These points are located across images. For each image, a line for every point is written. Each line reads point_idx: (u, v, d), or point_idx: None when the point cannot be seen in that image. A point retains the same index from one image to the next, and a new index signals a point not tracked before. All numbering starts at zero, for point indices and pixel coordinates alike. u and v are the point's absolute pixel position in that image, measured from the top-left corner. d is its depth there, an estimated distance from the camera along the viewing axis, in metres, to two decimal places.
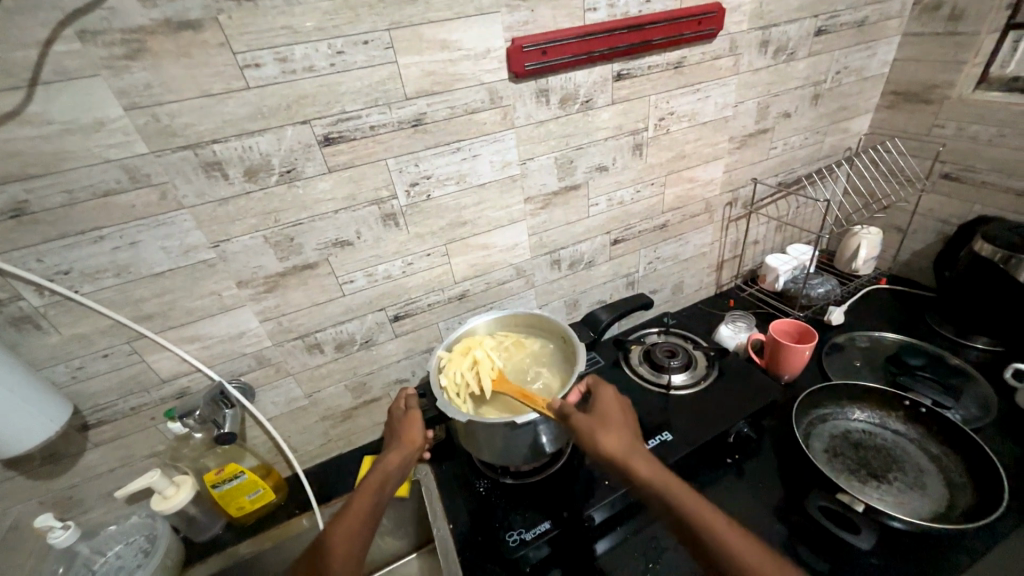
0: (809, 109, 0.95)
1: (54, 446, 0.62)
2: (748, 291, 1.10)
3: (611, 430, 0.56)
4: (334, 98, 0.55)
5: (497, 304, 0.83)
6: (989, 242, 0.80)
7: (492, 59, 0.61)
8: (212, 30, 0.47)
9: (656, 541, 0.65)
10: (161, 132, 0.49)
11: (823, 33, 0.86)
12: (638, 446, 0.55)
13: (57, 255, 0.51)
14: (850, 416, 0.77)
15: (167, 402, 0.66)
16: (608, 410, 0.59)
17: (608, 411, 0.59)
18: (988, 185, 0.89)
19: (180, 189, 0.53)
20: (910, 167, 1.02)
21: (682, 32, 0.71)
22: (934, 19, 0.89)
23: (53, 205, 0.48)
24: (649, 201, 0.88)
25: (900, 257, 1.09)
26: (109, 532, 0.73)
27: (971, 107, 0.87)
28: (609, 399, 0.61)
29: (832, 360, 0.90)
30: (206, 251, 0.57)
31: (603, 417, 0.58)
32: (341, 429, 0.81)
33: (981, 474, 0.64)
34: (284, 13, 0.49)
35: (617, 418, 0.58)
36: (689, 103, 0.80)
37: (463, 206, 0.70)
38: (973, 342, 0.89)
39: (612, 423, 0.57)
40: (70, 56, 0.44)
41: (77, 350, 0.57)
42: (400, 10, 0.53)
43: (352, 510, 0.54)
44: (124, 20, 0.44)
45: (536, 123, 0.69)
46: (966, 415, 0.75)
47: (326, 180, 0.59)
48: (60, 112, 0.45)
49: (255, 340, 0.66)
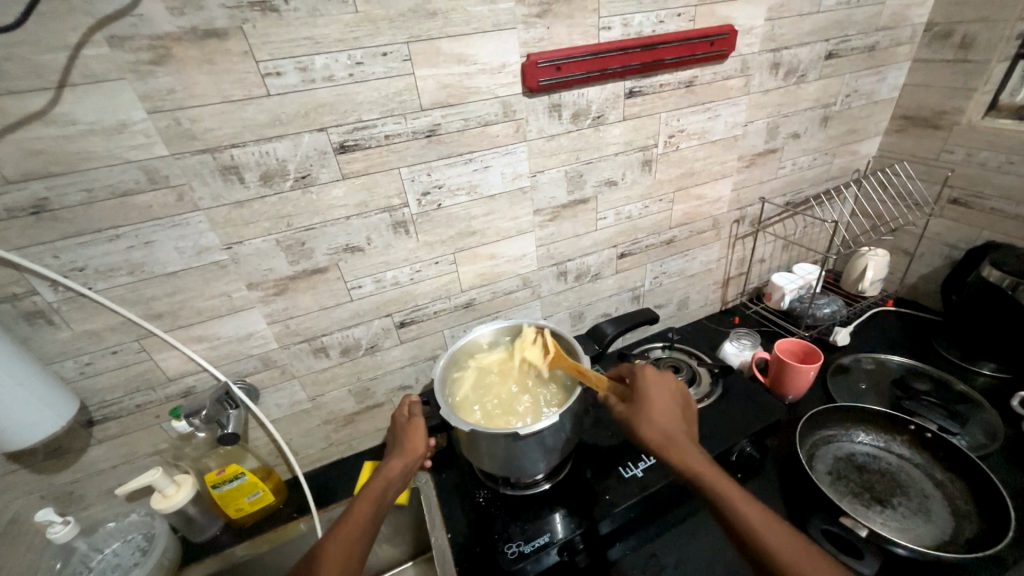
0: (819, 131, 0.96)
1: (59, 441, 0.62)
2: (754, 308, 1.10)
3: (659, 425, 0.57)
4: (350, 107, 0.56)
5: (503, 314, 0.84)
6: (997, 267, 0.80)
7: (507, 74, 0.62)
8: (236, 38, 0.48)
9: (655, 558, 0.64)
10: (181, 135, 0.50)
11: (834, 56, 0.87)
12: (680, 436, 0.55)
13: (74, 253, 0.52)
14: (855, 438, 0.76)
15: (172, 401, 0.66)
16: (658, 402, 0.59)
17: (657, 402, 0.59)
18: (997, 211, 0.89)
19: (197, 191, 0.54)
20: (919, 190, 1.02)
21: (695, 52, 0.72)
22: (944, 46, 0.90)
23: (73, 203, 0.49)
24: (657, 217, 0.88)
25: (907, 280, 1.09)
26: (107, 528, 0.73)
27: (980, 134, 0.88)
28: (662, 390, 0.60)
29: (837, 381, 0.89)
30: (219, 252, 0.58)
31: (651, 409, 0.58)
32: (343, 434, 0.81)
33: (986, 503, 0.64)
34: (307, 24, 0.50)
35: (667, 410, 0.58)
36: (700, 122, 0.81)
37: (472, 216, 0.71)
38: (980, 368, 0.88)
39: (657, 416, 0.57)
40: (98, 60, 0.45)
41: (87, 346, 0.57)
42: (419, 24, 0.55)
43: (353, 517, 0.53)
44: (151, 27, 0.45)
45: (548, 137, 0.70)
46: (971, 441, 0.75)
47: (340, 186, 0.60)
48: (85, 113, 0.46)
49: (263, 341, 0.66)
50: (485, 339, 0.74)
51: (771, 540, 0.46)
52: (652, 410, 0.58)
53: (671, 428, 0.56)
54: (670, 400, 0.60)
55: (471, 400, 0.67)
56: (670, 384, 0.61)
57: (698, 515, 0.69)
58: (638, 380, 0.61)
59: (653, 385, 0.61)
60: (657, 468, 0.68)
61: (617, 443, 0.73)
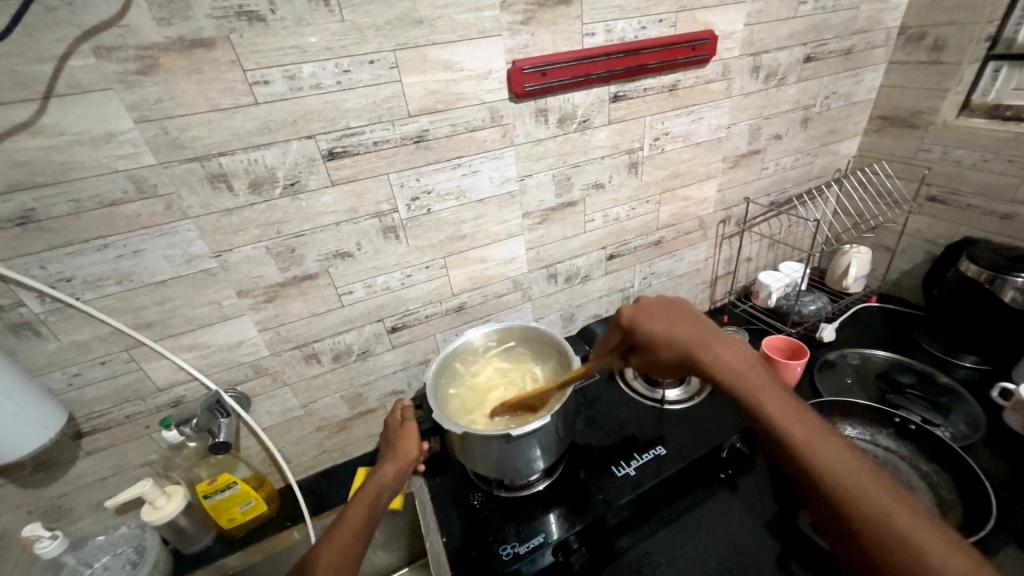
0: (800, 132, 0.98)
1: (46, 454, 0.61)
2: (741, 307, 1.11)
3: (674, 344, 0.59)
4: (338, 114, 0.56)
5: (495, 317, 0.84)
6: (974, 262, 0.82)
7: (493, 80, 0.63)
8: (224, 48, 0.49)
9: (650, 556, 0.65)
10: (170, 144, 0.51)
11: (813, 59, 0.89)
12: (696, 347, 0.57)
13: (61, 263, 0.52)
14: (841, 432, 0.77)
15: (162, 411, 0.66)
16: (671, 323, 0.60)
17: (669, 324, 0.61)
18: (974, 208, 0.92)
19: (186, 200, 0.54)
20: (898, 189, 1.05)
21: (677, 56, 0.73)
22: (918, 49, 0.93)
23: (60, 213, 0.49)
24: (644, 218, 0.90)
25: (890, 276, 1.11)
26: (97, 542, 0.72)
27: (955, 133, 0.90)
28: (670, 310, 0.62)
29: (824, 376, 0.91)
30: (208, 260, 0.58)
31: (663, 326, 0.61)
32: (336, 440, 0.81)
33: (969, 493, 0.65)
34: (294, 33, 0.51)
35: (679, 325, 0.60)
36: (684, 124, 0.83)
37: (462, 220, 0.71)
38: (961, 360, 0.90)
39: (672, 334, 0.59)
40: (85, 71, 0.45)
41: (74, 356, 0.57)
42: (405, 32, 0.55)
43: (346, 526, 0.53)
44: (138, 38, 0.46)
45: (535, 141, 0.71)
46: (956, 432, 0.77)
47: (329, 193, 0.60)
48: (72, 123, 0.46)
49: (253, 349, 0.66)
50: (477, 345, 0.74)
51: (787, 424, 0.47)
52: (666, 327, 0.60)
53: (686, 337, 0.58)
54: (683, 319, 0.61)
55: (470, 409, 0.67)
56: (672, 306, 0.63)
57: (690, 512, 0.69)
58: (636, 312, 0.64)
59: (659, 307, 0.63)
60: (648, 466, 0.69)
61: (611, 443, 0.74)
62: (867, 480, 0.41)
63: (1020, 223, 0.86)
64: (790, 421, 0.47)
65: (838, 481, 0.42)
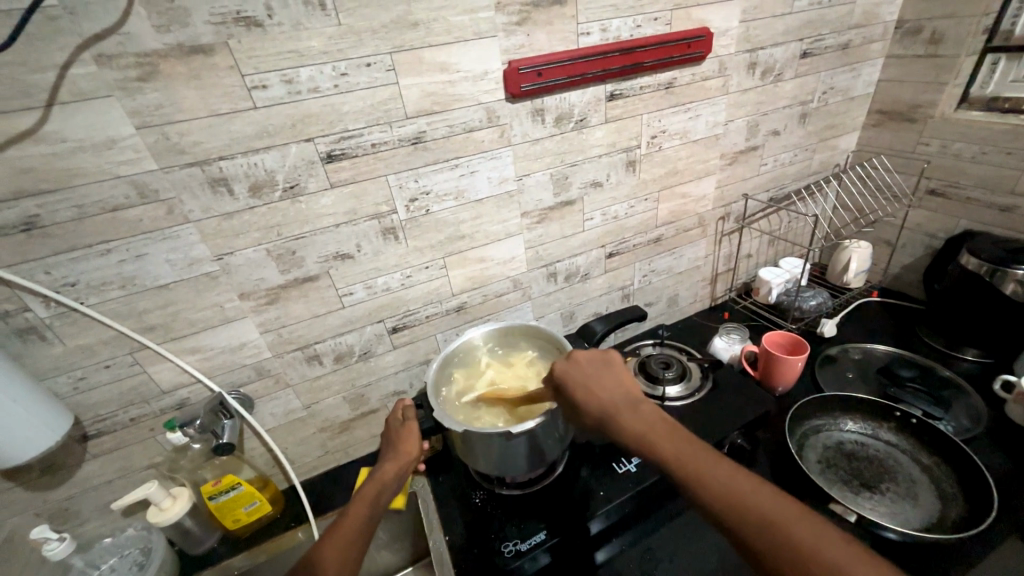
0: (798, 127, 0.98)
1: (53, 457, 0.62)
2: (742, 303, 1.11)
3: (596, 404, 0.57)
4: (337, 117, 0.57)
5: (495, 317, 0.85)
6: (975, 255, 0.82)
7: (489, 80, 0.64)
8: (223, 54, 0.49)
9: (651, 552, 0.65)
10: (170, 149, 0.51)
11: (809, 55, 0.89)
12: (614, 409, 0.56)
13: (65, 268, 0.52)
14: (842, 427, 0.78)
15: (167, 413, 0.66)
16: (586, 381, 0.59)
17: (586, 381, 0.59)
18: (974, 201, 0.91)
19: (187, 205, 0.54)
20: (898, 183, 1.05)
21: (673, 54, 0.73)
22: (915, 43, 0.93)
23: (63, 219, 0.50)
24: (643, 216, 0.90)
25: (890, 271, 1.11)
26: (104, 544, 0.73)
27: (954, 126, 0.90)
28: (591, 367, 0.61)
29: (825, 371, 0.91)
30: (209, 264, 0.59)
31: (588, 389, 0.58)
32: (339, 441, 0.82)
33: (971, 485, 0.65)
34: (292, 38, 0.51)
35: (603, 385, 0.59)
36: (681, 122, 0.83)
37: (461, 220, 0.72)
38: (963, 354, 0.90)
39: (589, 394, 0.58)
40: (86, 78, 0.46)
41: (80, 360, 0.58)
42: (402, 34, 0.56)
43: (348, 523, 0.54)
44: (138, 45, 0.46)
45: (532, 140, 0.71)
46: (957, 426, 0.76)
47: (328, 195, 0.61)
48: (74, 130, 0.47)
49: (256, 351, 0.67)
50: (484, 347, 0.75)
51: (730, 495, 0.44)
52: (589, 392, 0.58)
53: (608, 400, 0.57)
54: (598, 374, 0.60)
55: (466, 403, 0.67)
56: (591, 362, 0.62)
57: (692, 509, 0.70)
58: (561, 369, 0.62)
59: (581, 365, 0.61)
60: (649, 463, 0.70)
61: (612, 440, 0.74)
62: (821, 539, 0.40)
63: (1020, 215, 0.86)
64: (728, 487, 0.45)
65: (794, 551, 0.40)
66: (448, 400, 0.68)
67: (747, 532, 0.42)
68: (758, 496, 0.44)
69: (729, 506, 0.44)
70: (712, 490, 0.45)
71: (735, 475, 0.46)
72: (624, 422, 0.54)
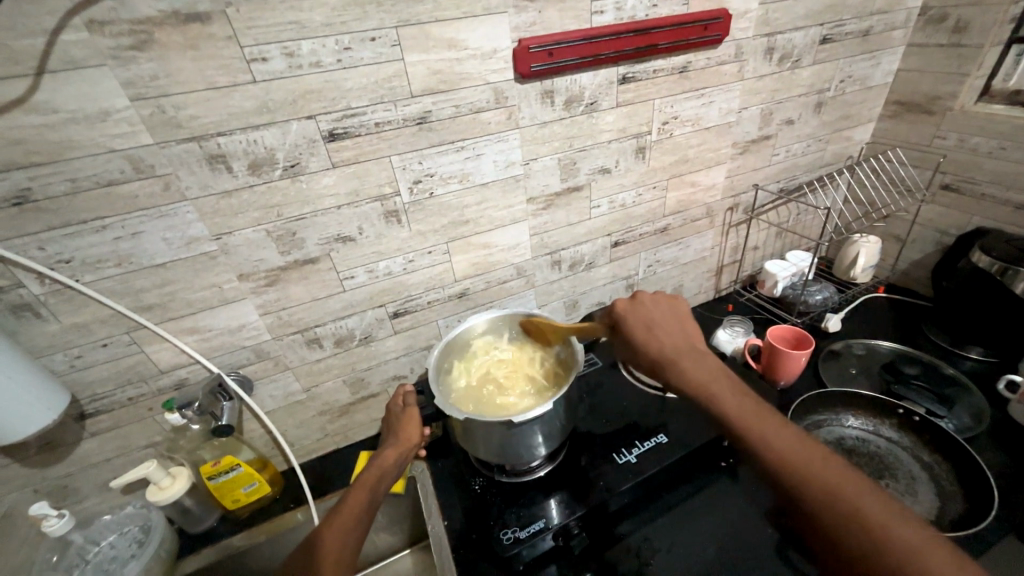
0: (813, 117, 0.95)
1: (51, 434, 0.62)
2: (747, 296, 1.10)
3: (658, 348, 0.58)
4: (339, 94, 0.55)
5: (497, 304, 0.84)
6: (987, 253, 0.80)
7: (498, 59, 0.61)
8: (220, 23, 0.47)
9: (649, 541, 0.65)
10: (166, 123, 0.49)
11: (828, 41, 0.87)
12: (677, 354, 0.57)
13: (59, 245, 0.51)
14: (844, 423, 0.77)
15: (165, 393, 0.66)
16: (651, 324, 0.60)
17: (650, 324, 0.61)
18: (989, 197, 0.90)
19: (184, 181, 0.53)
20: (911, 177, 1.02)
21: (689, 36, 0.71)
22: (938, 31, 0.89)
23: (56, 193, 0.48)
24: (651, 205, 0.88)
25: (899, 266, 1.10)
26: (103, 521, 0.73)
27: (973, 120, 0.88)
28: (657, 316, 0.61)
29: (828, 367, 0.90)
30: (208, 243, 0.57)
31: (650, 335, 0.59)
32: (338, 424, 0.82)
33: (971, 484, 0.65)
34: (293, 8, 0.49)
35: (667, 331, 0.60)
36: (694, 108, 0.80)
37: (465, 205, 0.70)
38: (967, 353, 0.89)
39: (653, 338, 0.59)
40: (78, 46, 0.44)
41: (76, 339, 0.57)
42: (408, 8, 0.54)
43: (347, 509, 0.53)
44: (132, 11, 0.44)
45: (540, 124, 0.69)
46: (960, 425, 0.76)
47: (330, 175, 0.59)
48: (66, 101, 0.45)
49: (255, 333, 0.66)
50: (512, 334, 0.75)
51: (784, 450, 0.45)
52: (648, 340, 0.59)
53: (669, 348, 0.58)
54: (666, 320, 0.61)
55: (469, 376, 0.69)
56: (661, 307, 0.63)
57: (691, 500, 0.69)
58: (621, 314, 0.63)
59: (648, 311, 0.62)
60: (649, 453, 0.69)
61: (612, 430, 0.74)
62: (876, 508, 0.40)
63: None
64: (784, 447, 0.45)
65: (843, 512, 0.40)
66: (454, 370, 0.70)
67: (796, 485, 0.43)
68: (814, 459, 0.44)
69: (782, 462, 0.44)
70: (767, 445, 0.46)
71: (793, 438, 0.46)
72: (682, 371, 0.55)
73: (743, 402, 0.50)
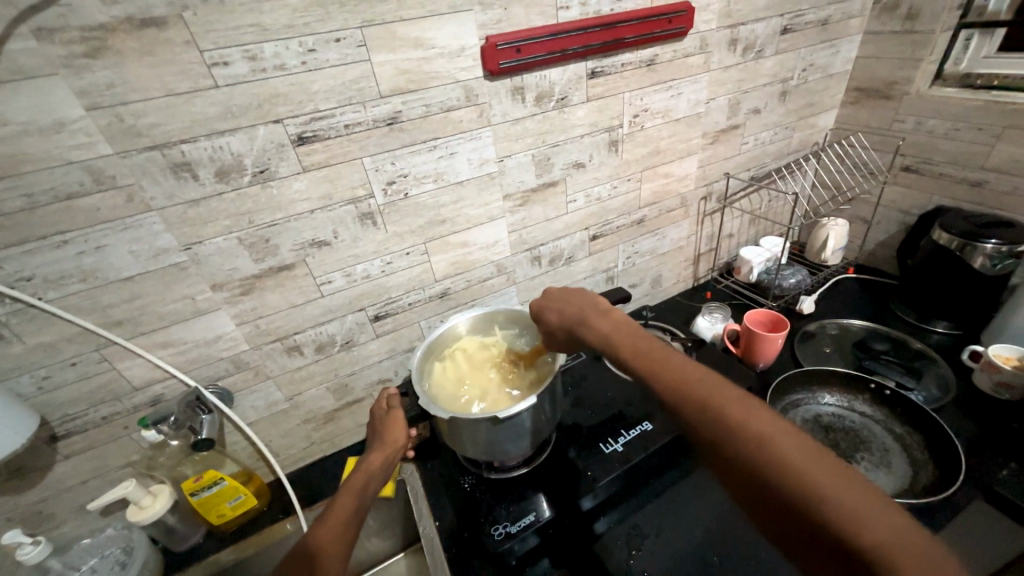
0: (778, 106, 0.98)
1: (21, 459, 0.59)
2: (724, 283, 1.13)
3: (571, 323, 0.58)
4: (306, 97, 0.54)
5: (479, 302, 0.84)
6: (946, 230, 0.83)
7: (466, 57, 0.61)
8: (177, 27, 0.46)
9: (638, 528, 0.66)
10: (126, 132, 0.48)
11: (789, 31, 0.89)
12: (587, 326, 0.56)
13: (18, 262, 0.49)
14: (820, 400, 0.80)
15: (140, 410, 0.64)
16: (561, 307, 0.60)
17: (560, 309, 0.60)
18: (946, 176, 0.93)
19: (148, 191, 0.51)
20: (874, 160, 1.06)
21: (654, 30, 0.72)
22: (892, 18, 0.93)
23: (12, 209, 0.47)
24: (626, 197, 0.89)
25: (866, 247, 1.13)
26: (82, 546, 0.70)
27: (929, 103, 0.91)
28: (580, 301, 0.60)
29: (804, 347, 0.93)
30: (177, 254, 0.56)
31: (578, 318, 0.57)
32: (324, 432, 0.81)
33: (940, 452, 0.68)
34: (253, 10, 0.48)
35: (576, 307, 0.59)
36: (663, 100, 0.82)
37: (442, 204, 0.70)
38: (934, 327, 0.93)
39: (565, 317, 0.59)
40: (26, 55, 0.42)
41: (42, 359, 0.55)
42: (372, 7, 0.53)
43: (336, 513, 0.53)
44: (83, 18, 0.43)
45: (512, 120, 0.69)
46: (928, 396, 0.79)
47: (301, 180, 0.58)
48: (18, 112, 0.44)
49: (232, 343, 0.65)
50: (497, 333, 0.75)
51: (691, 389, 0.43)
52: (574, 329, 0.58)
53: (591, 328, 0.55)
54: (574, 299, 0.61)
55: (451, 375, 0.68)
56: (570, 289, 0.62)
57: (678, 485, 0.71)
58: (543, 307, 0.62)
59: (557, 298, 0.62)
60: (634, 441, 0.70)
61: (598, 422, 0.75)
62: (828, 473, 0.34)
63: (989, 189, 0.88)
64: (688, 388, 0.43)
65: (793, 473, 0.35)
66: (437, 370, 0.69)
67: (739, 446, 0.38)
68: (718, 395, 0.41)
69: (728, 428, 0.39)
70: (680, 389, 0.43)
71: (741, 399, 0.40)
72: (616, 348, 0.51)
73: (682, 368, 0.45)
